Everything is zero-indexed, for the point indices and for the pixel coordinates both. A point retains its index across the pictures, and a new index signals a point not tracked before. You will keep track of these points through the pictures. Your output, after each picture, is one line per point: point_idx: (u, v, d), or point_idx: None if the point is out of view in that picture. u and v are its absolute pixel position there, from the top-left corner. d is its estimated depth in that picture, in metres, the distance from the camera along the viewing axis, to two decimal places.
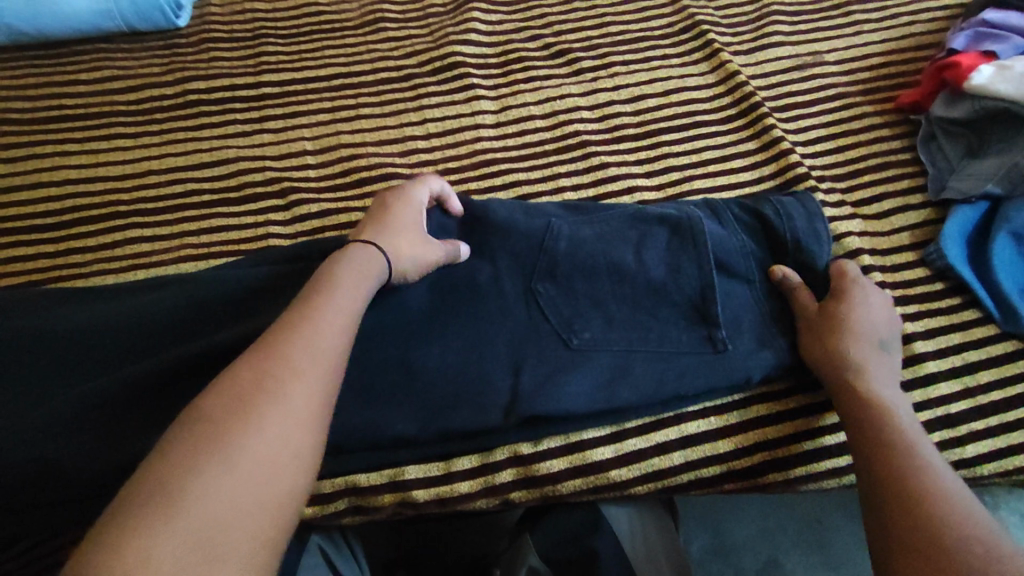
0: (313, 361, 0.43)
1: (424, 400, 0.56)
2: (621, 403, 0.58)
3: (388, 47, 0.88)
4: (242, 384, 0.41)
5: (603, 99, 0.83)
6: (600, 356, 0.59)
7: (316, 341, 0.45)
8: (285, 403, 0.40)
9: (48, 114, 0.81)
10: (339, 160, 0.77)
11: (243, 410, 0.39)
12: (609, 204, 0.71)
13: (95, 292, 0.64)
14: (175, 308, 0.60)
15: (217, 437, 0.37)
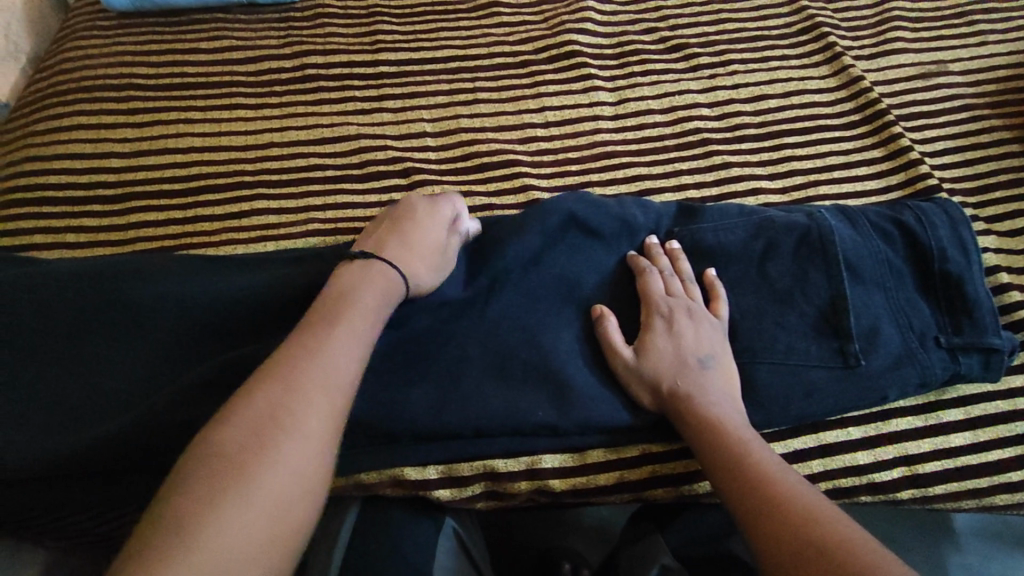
0: (323, 384, 0.43)
1: (550, 394, 0.57)
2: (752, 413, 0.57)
3: (503, 32, 0.87)
4: (257, 412, 0.40)
5: (722, 98, 0.81)
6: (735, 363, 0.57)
7: (327, 362, 0.45)
8: (296, 428, 0.40)
9: (171, 82, 0.82)
10: (459, 144, 0.76)
11: (256, 441, 0.39)
12: (736, 203, 0.68)
13: (232, 265, 0.66)
14: (308, 283, 0.62)
15: (235, 470, 0.37)
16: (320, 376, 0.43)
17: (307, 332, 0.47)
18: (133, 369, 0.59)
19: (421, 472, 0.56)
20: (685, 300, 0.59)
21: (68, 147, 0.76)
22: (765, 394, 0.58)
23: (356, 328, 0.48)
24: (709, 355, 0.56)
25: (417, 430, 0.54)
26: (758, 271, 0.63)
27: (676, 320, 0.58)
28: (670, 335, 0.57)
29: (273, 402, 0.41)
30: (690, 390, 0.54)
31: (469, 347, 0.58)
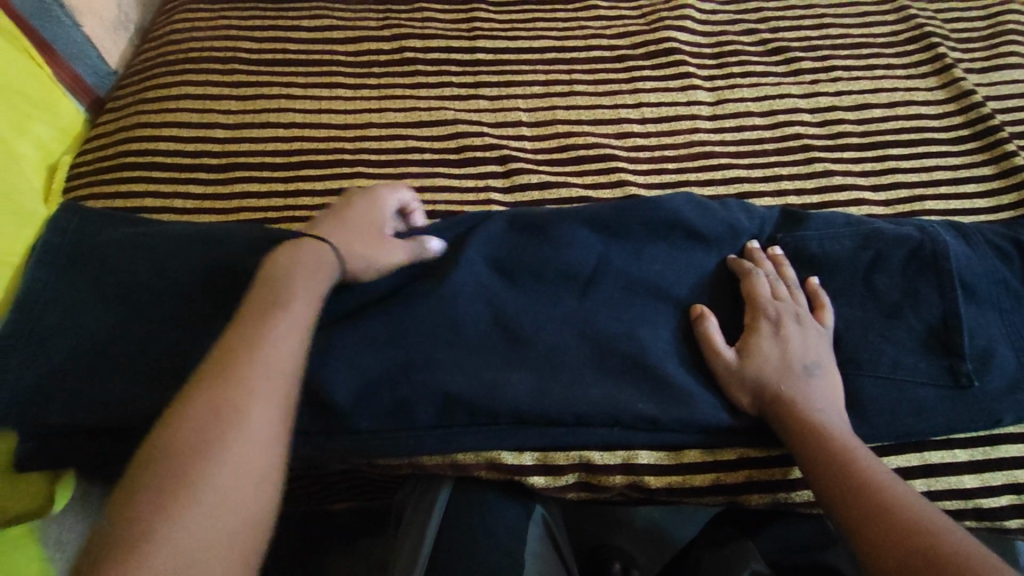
0: (272, 383, 0.45)
1: (653, 389, 0.57)
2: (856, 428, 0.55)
3: (601, 26, 0.86)
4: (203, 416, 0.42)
5: (824, 104, 0.80)
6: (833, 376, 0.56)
7: (273, 359, 0.46)
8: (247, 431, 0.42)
9: (273, 57, 0.83)
10: (556, 136, 0.76)
11: (205, 450, 0.41)
12: (837, 211, 0.66)
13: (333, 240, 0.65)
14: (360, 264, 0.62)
15: (185, 474, 0.39)
16: (267, 375, 0.45)
17: (246, 329, 0.48)
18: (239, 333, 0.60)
19: (517, 458, 0.56)
20: (792, 303, 0.58)
21: (175, 116, 0.78)
22: (869, 409, 0.56)
23: (297, 323, 0.49)
24: (814, 362, 0.55)
25: (519, 414, 0.55)
26: (864, 283, 0.61)
27: (781, 323, 0.57)
28: (776, 338, 0.56)
29: (220, 405, 0.43)
30: (796, 395, 0.53)
31: (568, 339, 0.59)
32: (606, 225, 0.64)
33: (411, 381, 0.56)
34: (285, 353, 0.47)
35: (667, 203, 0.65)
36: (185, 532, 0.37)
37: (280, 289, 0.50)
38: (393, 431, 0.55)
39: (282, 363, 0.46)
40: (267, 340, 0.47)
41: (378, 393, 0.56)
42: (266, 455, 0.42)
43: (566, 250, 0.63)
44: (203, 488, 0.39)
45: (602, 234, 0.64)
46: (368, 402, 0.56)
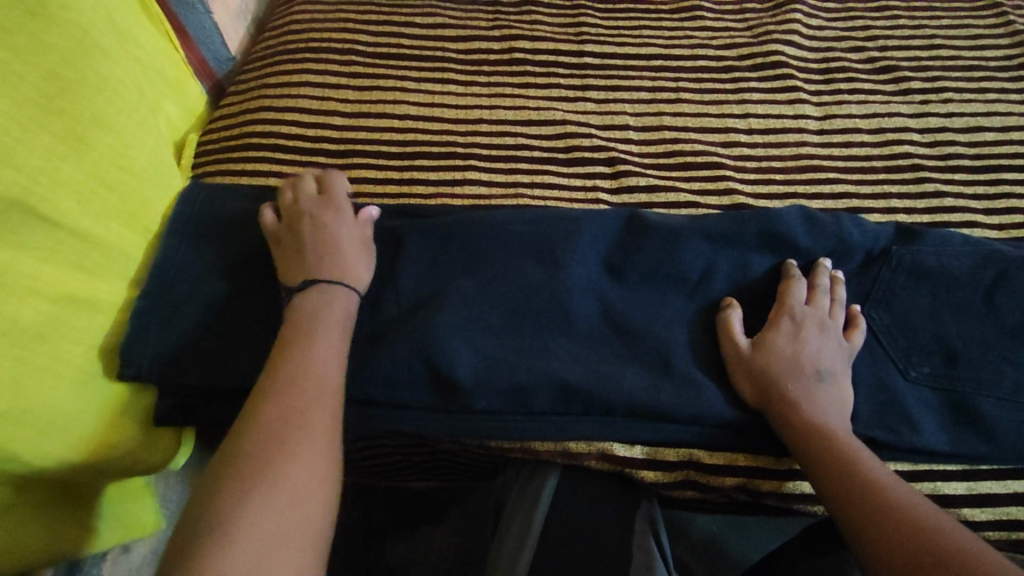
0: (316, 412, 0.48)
1: None
2: (976, 446, 0.56)
3: (706, 36, 0.88)
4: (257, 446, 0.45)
5: (935, 124, 0.79)
6: (942, 394, 0.58)
7: (314, 388, 0.50)
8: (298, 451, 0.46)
9: (388, 51, 0.87)
10: (663, 141, 0.77)
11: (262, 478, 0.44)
12: (948, 232, 0.67)
13: (449, 228, 0.65)
14: (473, 253, 0.64)
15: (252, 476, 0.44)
16: (313, 396, 0.49)
17: (286, 358, 0.51)
18: (362, 310, 0.62)
19: (628, 450, 0.57)
20: (817, 311, 0.59)
21: (296, 101, 0.81)
22: (989, 429, 0.56)
23: (334, 341, 0.54)
24: (828, 369, 0.56)
25: (635, 405, 0.56)
26: (985, 303, 0.61)
27: (804, 326, 0.58)
28: (795, 341, 0.57)
29: (275, 425, 0.47)
30: (804, 396, 0.54)
31: (678, 342, 0.60)
32: (716, 232, 0.64)
33: (530, 369, 0.57)
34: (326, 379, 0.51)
35: (783, 212, 0.65)
36: (256, 523, 0.41)
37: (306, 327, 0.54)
38: (509, 414, 0.57)
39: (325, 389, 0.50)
40: (307, 367, 0.51)
41: (496, 377, 0.57)
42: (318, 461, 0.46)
43: (675, 254, 0.64)
44: (274, 477, 0.44)
45: (711, 240, 0.64)
46: (489, 384, 0.57)
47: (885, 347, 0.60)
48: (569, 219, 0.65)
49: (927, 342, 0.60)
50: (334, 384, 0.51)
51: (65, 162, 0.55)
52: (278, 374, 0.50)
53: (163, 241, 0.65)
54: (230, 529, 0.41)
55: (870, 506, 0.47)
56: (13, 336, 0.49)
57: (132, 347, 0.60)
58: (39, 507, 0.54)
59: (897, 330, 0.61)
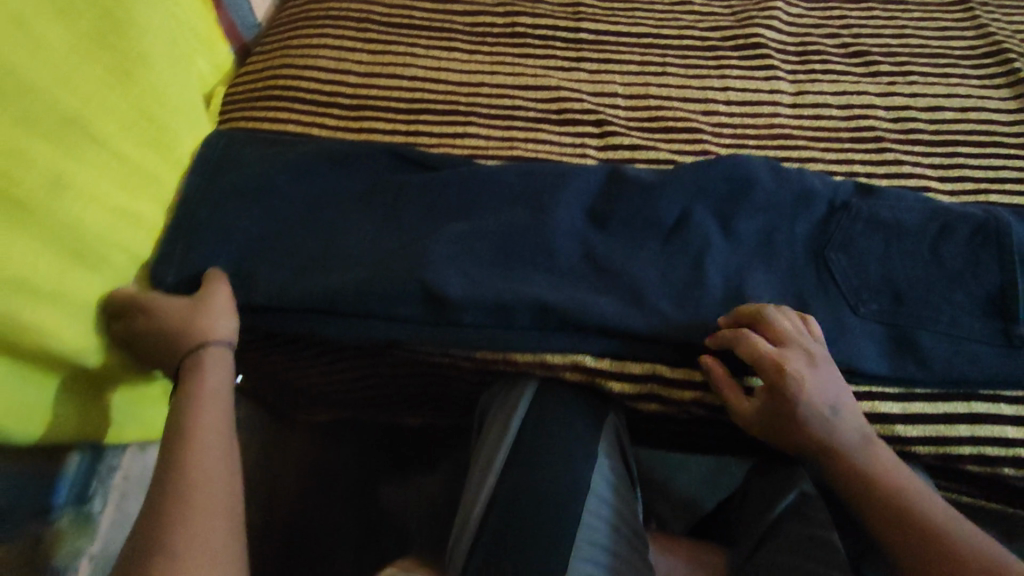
0: (215, 449, 0.53)
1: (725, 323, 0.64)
2: (911, 373, 0.61)
3: (694, 19, 0.95)
4: (162, 495, 0.48)
5: (899, 103, 0.86)
6: (887, 328, 0.63)
7: (210, 430, 0.54)
8: (203, 480, 0.50)
9: (401, 21, 0.94)
10: (648, 108, 0.85)
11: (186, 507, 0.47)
12: (895, 190, 0.71)
13: (441, 175, 0.72)
14: (469, 195, 0.71)
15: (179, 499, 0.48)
16: (212, 423, 0.54)
17: (179, 401, 0.56)
18: (365, 237, 0.69)
19: (598, 362, 0.63)
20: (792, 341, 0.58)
21: (315, 61, 0.89)
22: (924, 359, 0.62)
23: (221, 376, 0.58)
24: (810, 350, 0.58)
25: (604, 327, 0.63)
26: (931, 251, 0.66)
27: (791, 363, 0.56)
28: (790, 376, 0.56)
29: (184, 451, 0.51)
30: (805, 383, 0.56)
31: (649, 277, 0.66)
32: (691, 183, 0.69)
33: (513, 290, 0.63)
34: (213, 419, 0.55)
35: (753, 165, 0.70)
36: (191, 540, 0.46)
37: (189, 382, 0.57)
38: (494, 328, 0.63)
39: (215, 425, 0.55)
40: (201, 395, 0.56)
41: (482, 296, 0.63)
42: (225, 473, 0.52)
43: (653, 198, 0.69)
44: (200, 493, 0.49)
45: (685, 185, 0.69)
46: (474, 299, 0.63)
47: (839, 284, 0.65)
48: (553, 171, 0.72)
49: (876, 281, 0.65)
50: (225, 406, 0.57)
51: (112, 93, 0.62)
52: (176, 412, 0.55)
53: (191, 171, 0.72)
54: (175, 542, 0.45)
55: (875, 498, 0.53)
56: (66, 238, 0.56)
57: (164, 261, 0.66)
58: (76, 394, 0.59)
59: (850, 270, 0.65)
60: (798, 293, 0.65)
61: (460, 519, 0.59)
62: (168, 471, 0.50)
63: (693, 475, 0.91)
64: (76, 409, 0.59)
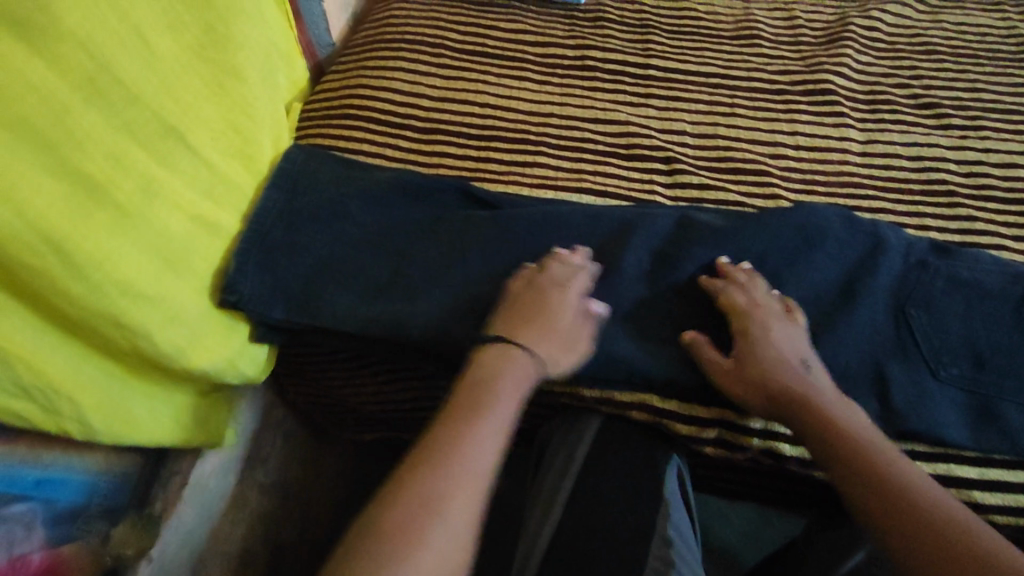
0: (466, 480, 0.49)
1: None
2: (991, 445, 0.60)
3: (763, 62, 0.96)
4: (407, 509, 0.47)
5: (971, 158, 0.85)
6: (967, 395, 0.62)
7: (467, 456, 0.51)
8: (448, 503, 0.48)
9: (473, 49, 0.96)
10: (717, 148, 0.85)
11: (433, 534, 0.46)
12: (973, 250, 0.71)
13: (512, 211, 0.72)
14: (537, 221, 0.71)
15: (437, 495, 0.48)
16: (481, 424, 0.53)
17: (462, 399, 0.55)
18: (438, 262, 0.70)
19: (665, 403, 0.63)
20: (771, 315, 0.63)
21: (390, 83, 0.91)
22: (1006, 430, 0.60)
23: (510, 391, 0.56)
24: (804, 356, 0.60)
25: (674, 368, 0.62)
26: (1015, 315, 0.64)
27: (753, 331, 0.61)
28: (750, 343, 0.61)
29: (447, 445, 0.51)
30: (798, 384, 0.58)
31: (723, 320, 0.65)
32: (763, 226, 0.69)
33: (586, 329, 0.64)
34: (485, 452, 0.52)
35: (825, 215, 0.70)
36: (434, 536, 0.46)
37: (482, 396, 0.55)
38: (565, 361, 0.63)
39: (482, 458, 0.51)
40: (478, 401, 0.55)
41: None
42: (481, 479, 0.50)
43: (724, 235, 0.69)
44: (449, 493, 0.48)
45: (755, 226, 0.69)
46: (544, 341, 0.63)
47: (919, 344, 0.64)
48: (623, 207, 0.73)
49: (956, 345, 0.64)
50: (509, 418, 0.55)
51: (206, 103, 0.64)
52: (457, 407, 0.54)
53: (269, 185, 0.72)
54: (416, 532, 0.46)
55: (891, 492, 0.50)
56: (156, 243, 0.56)
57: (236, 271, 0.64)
58: (151, 399, 0.59)
59: (931, 331, 0.64)
60: (877, 350, 0.63)
61: (521, 558, 0.57)
62: (433, 462, 0.50)
63: (736, 528, 0.90)
64: (151, 411, 0.59)
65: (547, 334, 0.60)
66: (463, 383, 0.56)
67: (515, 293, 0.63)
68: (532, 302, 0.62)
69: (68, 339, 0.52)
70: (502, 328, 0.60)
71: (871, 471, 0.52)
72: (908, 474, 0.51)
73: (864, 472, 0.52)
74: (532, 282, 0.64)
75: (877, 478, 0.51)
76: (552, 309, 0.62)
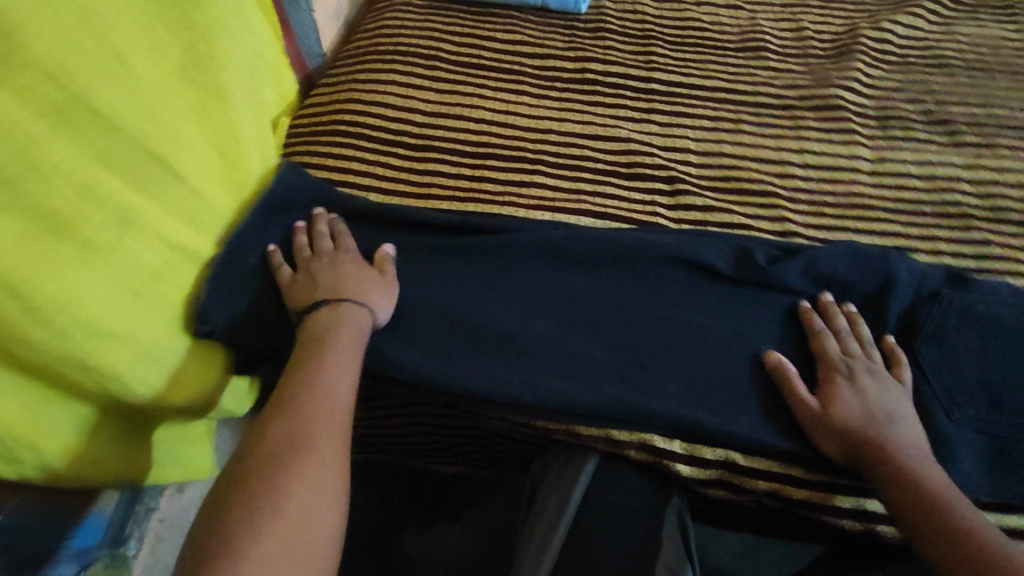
0: (321, 417, 0.51)
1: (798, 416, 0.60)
2: (1008, 493, 0.57)
3: (769, 75, 0.92)
4: (265, 448, 0.48)
5: (987, 178, 0.82)
6: (981, 439, 0.59)
7: (324, 398, 0.53)
8: (307, 438, 0.49)
9: (470, 61, 0.93)
10: (721, 167, 0.82)
11: (279, 459, 0.47)
12: (985, 280, 0.68)
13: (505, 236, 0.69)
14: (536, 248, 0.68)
15: (275, 459, 0.47)
16: (325, 392, 0.53)
17: (303, 363, 0.56)
18: (428, 289, 0.66)
19: (668, 442, 0.60)
20: (867, 362, 0.60)
21: (383, 97, 0.88)
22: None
23: (342, 353, 0.57)
24: (900, 412, 0.57)
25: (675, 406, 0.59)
26: None
27: (859, 380, 0.58)
28: (854, 391, 0.57)
29: (297, 412, 0.51)
30: (893, 441, 0.54)
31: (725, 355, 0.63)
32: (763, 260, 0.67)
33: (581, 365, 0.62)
34: (339, 391, 0.54)
35: (833, 248, 0.68)
36: (279, 501, 0.45)
37: (326, 339, 0.58)
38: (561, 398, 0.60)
39: (337, 397, 0.54)
40: (320, 368, 0.55)
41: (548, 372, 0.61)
42: (331, 445, 0.50)
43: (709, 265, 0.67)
44: (297, 457, 0.48)
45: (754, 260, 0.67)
46: (526, 377, 0.61)
47: (932, 382, 0.61)
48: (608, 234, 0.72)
49: (970, 384, 0.61)
50: (346, 381, 0.55)
51: (192, 129, 0.61)
52: (298, 372, 0.55)
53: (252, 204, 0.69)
54: (270, 503, 0.45)
55: (906, 479, 0.52)
56: (127, 276, 0.53)
57: (212, 299, 0.62)
58: (116, 434, 0.57)
59: (944, 369, 0.61)
60: None
61: None
62: (290, 429, 0.50)
63: None
64: (114, 444, 0.57)
65: (368, 286, 0.63)
66: (304, 341, 0.58)
67: (321, 249, 0.66)
68: (366, 268, 0.65)
69: (33, 382, 0.48)
70: (325, 281, 0.63)
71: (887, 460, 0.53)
72: (921, 462, 0.53)
73: (895, 495, 0.52)
74: (335, 241, 0.67)
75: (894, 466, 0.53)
76: (352, 259, 0.66)
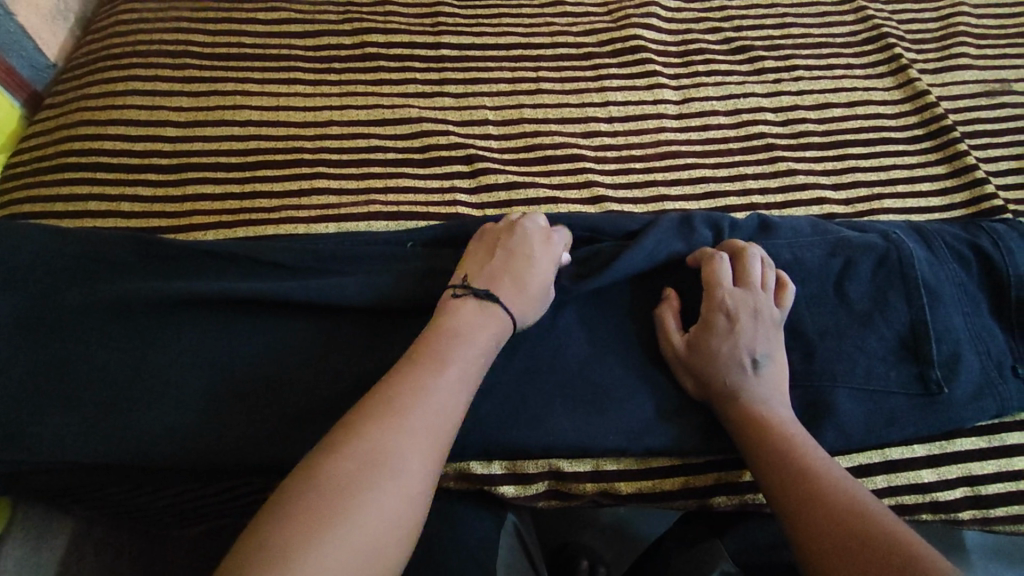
0: (429, 427, 0.42)
1: (620, 418, 0.56)
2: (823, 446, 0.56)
3: (567, 22, 0.86)
4: (354, 451, 0.40)
5: (787, 103, 0.81)
6: (800, 393, 0.57)
7: (434, 404, 0.44)
8: (407, 452, 0.41)
9: (228, 52, 0.79)
10: (523, 135, 0.75)
11: (375, 470, 0.39)
12: (787, 219, 0.66)
13: (286, 264, 0.61)
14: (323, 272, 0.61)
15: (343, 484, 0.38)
16: (433, 410, 0.43)
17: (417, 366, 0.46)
18: (194, 354, 0.57)
19: (486, 467, 0.56)
20: (754, 295, 0.57)
21: (121, 113, 0.73)
22: (840, 423, 0.56)
23: (465, 366, 0.47)
24: (765, 355, 0.55)
25: (485, 436, 0.54)
26: (836, 292, 0.61)
27: (738, 317, 0.55)
28: (732, 333, 0.55)
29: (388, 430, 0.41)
30: (743, 391, 0.53)
31: (538, 364, 0.57)
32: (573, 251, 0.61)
33: None
34: (452, 396, 0.45)
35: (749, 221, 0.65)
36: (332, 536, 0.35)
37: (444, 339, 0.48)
38: None
39: (449, 403, 0.44)
40: (426, 383, 0.45)
41: None
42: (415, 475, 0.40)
43: None
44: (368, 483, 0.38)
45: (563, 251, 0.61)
46: None
47: None
48: (400, 249, 0.63)
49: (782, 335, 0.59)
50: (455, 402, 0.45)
51: None
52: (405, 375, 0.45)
53: None
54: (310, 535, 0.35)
55: (799, 488, 0.47)
56: None
57: None
58: None
59: None
60: None
61: None
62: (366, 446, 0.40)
63: None
64: None
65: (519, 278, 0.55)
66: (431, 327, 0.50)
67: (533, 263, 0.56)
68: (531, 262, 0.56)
69: None
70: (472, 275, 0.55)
71: (787, 475, 0.48)
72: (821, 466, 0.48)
73: (775, 469, 0.49)
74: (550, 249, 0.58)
75: (800, 481, 0.47)
76: (535, 255, 0.57)
